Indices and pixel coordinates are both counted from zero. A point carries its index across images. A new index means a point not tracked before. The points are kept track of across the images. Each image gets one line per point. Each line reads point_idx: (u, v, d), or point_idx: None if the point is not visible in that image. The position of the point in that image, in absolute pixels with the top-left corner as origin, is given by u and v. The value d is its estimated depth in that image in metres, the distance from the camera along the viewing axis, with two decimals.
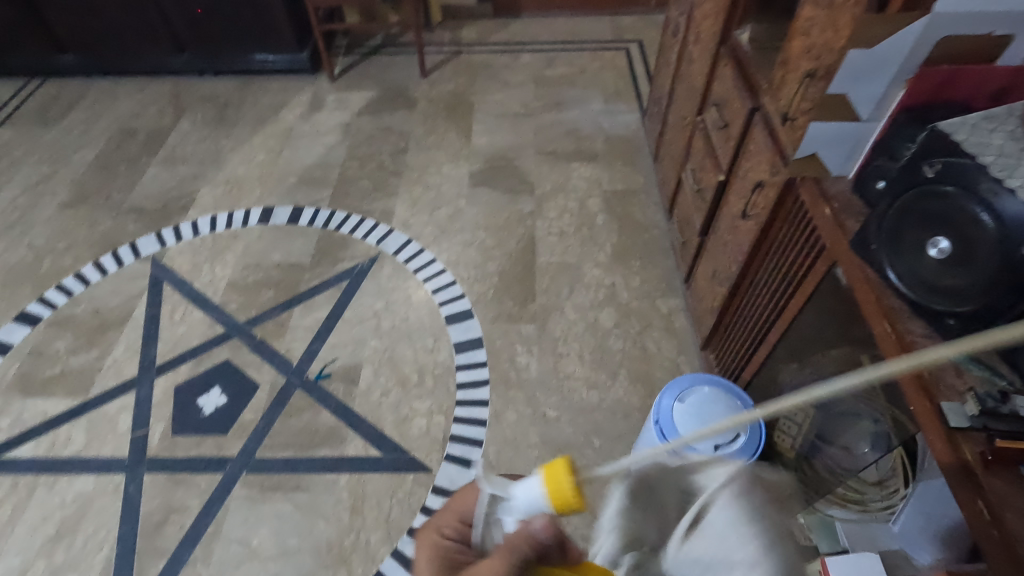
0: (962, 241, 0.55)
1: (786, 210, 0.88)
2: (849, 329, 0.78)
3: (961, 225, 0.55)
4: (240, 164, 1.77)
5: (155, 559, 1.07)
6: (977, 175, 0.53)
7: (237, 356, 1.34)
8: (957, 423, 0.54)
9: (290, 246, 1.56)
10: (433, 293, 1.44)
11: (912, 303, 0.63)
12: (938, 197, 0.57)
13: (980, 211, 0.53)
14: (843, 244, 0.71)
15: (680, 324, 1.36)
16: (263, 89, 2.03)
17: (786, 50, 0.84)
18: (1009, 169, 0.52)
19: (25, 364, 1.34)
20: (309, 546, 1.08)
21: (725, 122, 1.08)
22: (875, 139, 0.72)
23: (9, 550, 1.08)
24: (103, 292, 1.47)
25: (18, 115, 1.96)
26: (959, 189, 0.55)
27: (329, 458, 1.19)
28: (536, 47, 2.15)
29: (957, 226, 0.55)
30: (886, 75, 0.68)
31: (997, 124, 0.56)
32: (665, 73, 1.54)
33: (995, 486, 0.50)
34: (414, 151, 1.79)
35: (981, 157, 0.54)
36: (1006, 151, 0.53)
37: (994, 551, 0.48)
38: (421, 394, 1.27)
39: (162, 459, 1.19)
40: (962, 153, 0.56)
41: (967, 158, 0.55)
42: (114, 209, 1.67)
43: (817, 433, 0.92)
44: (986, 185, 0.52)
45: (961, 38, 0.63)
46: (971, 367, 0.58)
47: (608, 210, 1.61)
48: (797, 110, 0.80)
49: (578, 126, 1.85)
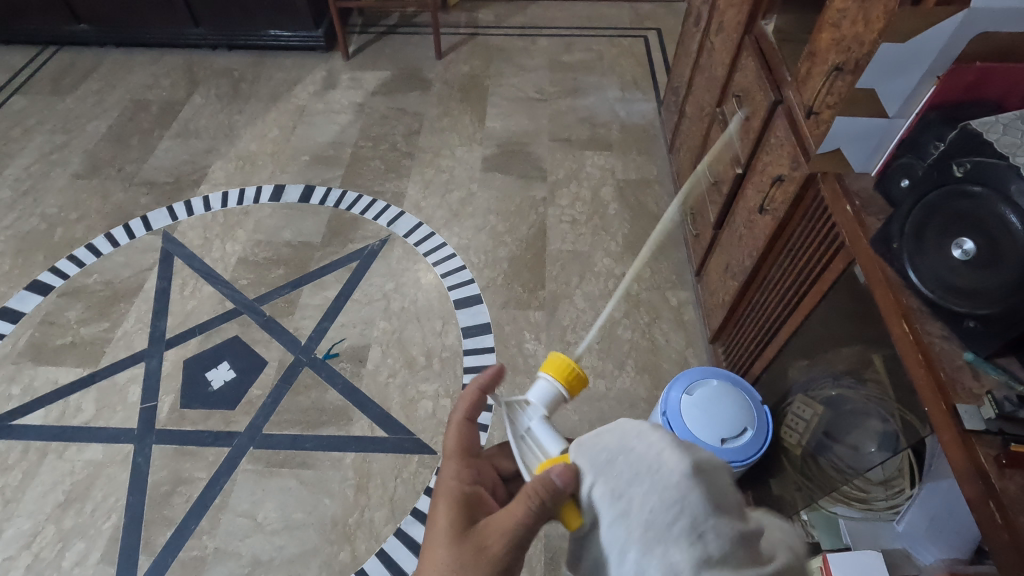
0: (988, 243, 0.55)
1: (806, 205, 0.87)
2: (864, 328, 0.78)
3: (987, 226, 0.55)
4: (253, 140, 1.77)
5: (163, 528, 1.09)
6: (1006, 174, 0.53)
7: (246, 333, 1.34)
8: (973, 426, 0.54)
9: (302, 225, 1.56)
10: (443, 277, 1.44)
11: (931, 303, 0.62)
12: (964, 199, 0.57)
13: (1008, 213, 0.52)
14: (863, 242, 0.71)
15: (690, 316, 1.36)
16: (277, 66, 2.02)
17: (814, 41, 0.82)
18: None
19: (36, 332, 1.35)
20: (314, 521, 1.10)
21: (745, 114, 1.06)
22: (901, 136, 0.70)
23: (20, 514, 1.10)
24: (115, 264, 1.47)
25: (32, 84, 1.96)
26: (986, 191, 0.54)
27: (335, 437, 1.20)
28: (553, 31, 2.12)
29: (985, 229, 0.55)
30: (916, 71, 0.66)
31: None
32: (684, 62, 1.52)
33: (1009, 490, 0.50)
34: (428, 134, 1.78)
35: (1013, 158, 0.53)
36: None
37: (1003, 555, 0.48)
38: (429, 376, 1.28)
39: (170, 431, 1.20)
40: (993, 155, 0.55)
41: (999, 159, 0.54)
42: (126, 181, 1.67)
43: (825, 430, 0.93)
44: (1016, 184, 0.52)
45: (997, 35, 0.61)
46: (987, 370, 0.58)
47: (621, 199, 1.60)
48: (822, 104, 0.80)
49: (593, 113, 1.83)
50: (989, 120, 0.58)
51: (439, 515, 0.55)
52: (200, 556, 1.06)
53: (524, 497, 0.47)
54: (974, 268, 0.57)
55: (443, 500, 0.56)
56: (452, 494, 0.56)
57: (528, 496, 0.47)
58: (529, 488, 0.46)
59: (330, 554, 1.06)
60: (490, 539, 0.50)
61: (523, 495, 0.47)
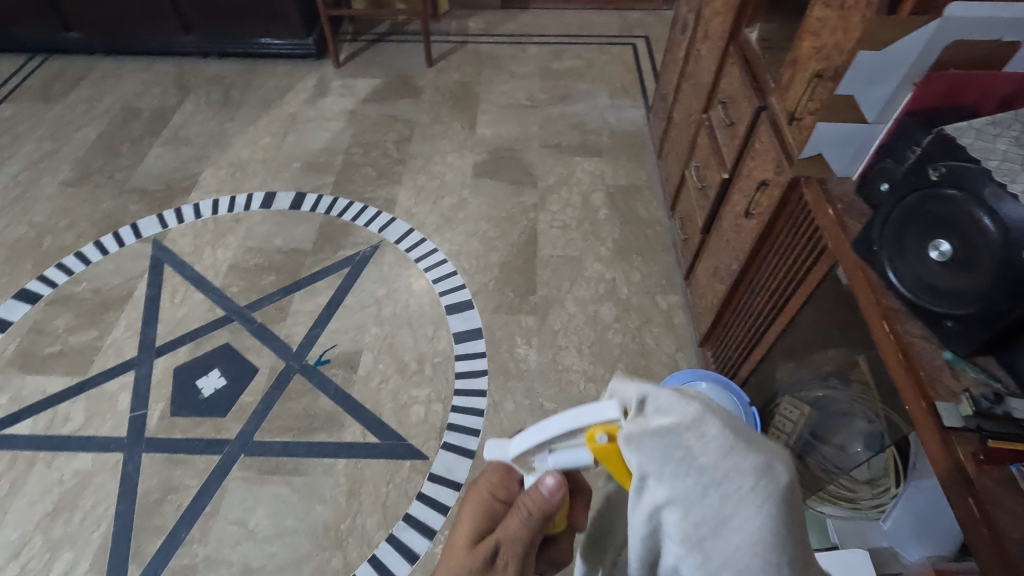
0: (962, 245, 0.56)
1: (791, 209, 0.88)
2: (849, 330, 0.80)
3: (962, 228, 0.56)
4: (244, 147, 1.77)
5: (153, 536, 1.08)
6: (981, 176, 0.54)
7: (238, 340, 1.34)
8: (952, 423, 0.55)
9: (293, 231, 1.56)
10: (434, 282, 1.45)
11: (911, 303, 0.64)
12: (941, 201, 0.58)
13: (983, 214, 0.54)
14: (845, 244, 0.72)
15: (679, 320, 1.37)
16: (268, 73, 2.02)
17: (796, 49, 0.84)
18: (1011, 175, 0.52)
19: (25, 340, 1.34)
20: (306, 528, 1.09)
21: (731, 121, 1.08)
22: (880, 141, 0.72)
23: (8, 524, 1.09)
24: (105, 272, 1.47)
25: (22, 92, 1.95)
26: (961, 193, 0.56)
27: (326, 443, 1.20)
28: (543, 39, 2.14)
29: (960, 231, 0.56)
30: (894, 78, 0.68)
31: (1001, 130, 0.58)
32: (672, 69, 1.55)
33: (986, 485, 0.51)
34: (419, 140, 1.79)
35: (985, 162, 0.55)
36: (1009, 156, 0.54)
37: (981, 548, 0.50)
38: (421, 381, 1.28)
39: (160, 439, 1.20)
40: (968, 159, 0.56)
41: (972, 163, 0.55)
42: (116, 188, 1.67)
43: (811, 431, 0.95)
44: (991, 186, 0.53)
45: (971, 43, 0.63)
46: (966, 368, 0.59)
47: (611, 205, 1.62)
48: (804, 110, 0.81)
49: (583, 120, 1.85)
50: (964, 125, 0.60)
51: (462, 523, 0.53)
52: (190, 565, 1.05)
53: (518, 513, 0.49)
54: (950, 269, 0.58)
55: (472, 508, 0.53)
56: (479, 510, 0.53)
57: (524, 511, 0.48)
58: (522, 501, 0.48)
59: (322, 560, 1.06)
60: (503, 554, 0.50)
61: (523, 506, 0.48)
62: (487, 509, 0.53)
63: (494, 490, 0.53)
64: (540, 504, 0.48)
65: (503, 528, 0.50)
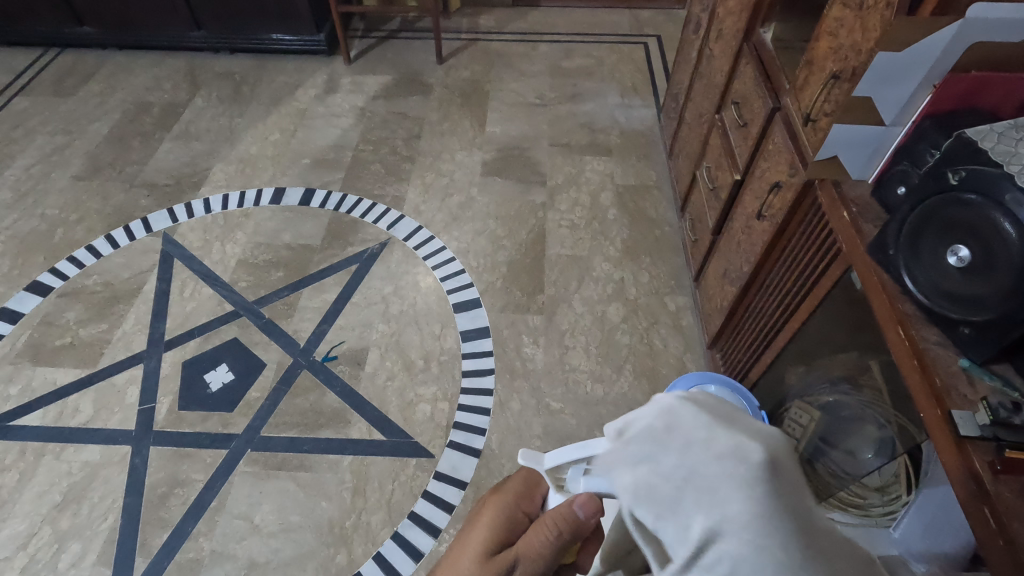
0: (979, 250, 0.56)
1: (803, 211, 0.87)
2: (861, 334, 0.79)
3: (981, 232, 0.55)
4: (254, 143, 1.77)
5: (159, 530, 1.09)
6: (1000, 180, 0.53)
7: (245, 335, 1.35)
8: (967, 432, 0.54)
9: (301, 227, 1.56)
10: (442, 280, 1.44)
11: (927, 309, 0.63)
12: (958, 206, 0.57)
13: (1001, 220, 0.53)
14: (860, 248, 0.71)
15: (688, 322, 1.37)
16: (279, 69, 2.03)
17: (812, 49, 0.83)
18: None
19: (35, 333, 1.35)
20: (311, 524, 1.09)
21: (744, 121, 1.07)
22: (898, 143, 0.71)
23: (17, 515, 1.10)
24: (115, 266, 1.48)
25: (34, 85, 1.96)
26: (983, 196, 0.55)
27: (332, 439, 1.20)
28: (553, 37, 2.13)
29: (978, 237, 0.56)
30: (913, 80, 0.67)
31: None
32: (684, 69, 1.53)
33: (1003, 496, 0.50)
34: (428, 138, 1.79)
35: (1007, 166, 0.53)
36: None
37: (996, 559, 0.49)
38: (427, 379, 1.28)
39: (168, 433, 1.20)
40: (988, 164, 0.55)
41: (993, 167, 0.54)
42: (127, 182, 1.67)
43: (822, 436, 0.93)
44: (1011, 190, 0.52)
45: (993, 44, 0.61)
46: (982, 376, 0.58)
47: (620, 205, 1.61)
48: (819, 111, 0.80)
49: (593, 119, 1.84)
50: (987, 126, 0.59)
51: (479, 534, 0.52)
52: (196, 559, 1.06)
53: (544, 529, 0.47)
54: (969, 275, 0.57)
55: (490, 511, 0.52)
56: (499, 516, 0.52)
57: (551, 528, 0.47)
58: (550, 517, 0.46)
59: (326, 557, 1.06)
60: (522, 569, 0.49)
61: (549, 524, 0.47)
62: (508, 517, 0.52)
63: (519, 499, 0.53)
64: (570, 526, 0.45)
65: (522, 543, 0.49)
